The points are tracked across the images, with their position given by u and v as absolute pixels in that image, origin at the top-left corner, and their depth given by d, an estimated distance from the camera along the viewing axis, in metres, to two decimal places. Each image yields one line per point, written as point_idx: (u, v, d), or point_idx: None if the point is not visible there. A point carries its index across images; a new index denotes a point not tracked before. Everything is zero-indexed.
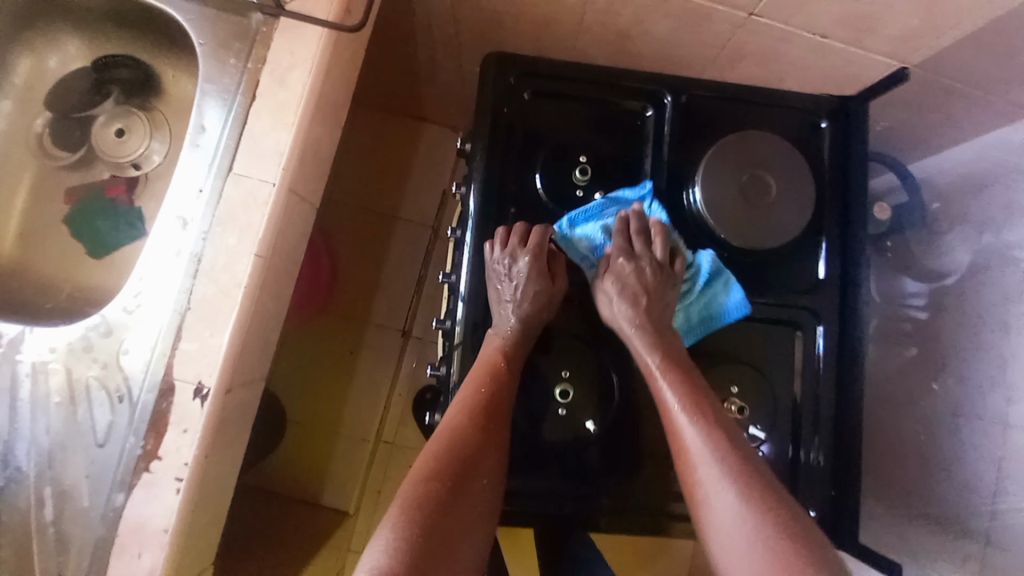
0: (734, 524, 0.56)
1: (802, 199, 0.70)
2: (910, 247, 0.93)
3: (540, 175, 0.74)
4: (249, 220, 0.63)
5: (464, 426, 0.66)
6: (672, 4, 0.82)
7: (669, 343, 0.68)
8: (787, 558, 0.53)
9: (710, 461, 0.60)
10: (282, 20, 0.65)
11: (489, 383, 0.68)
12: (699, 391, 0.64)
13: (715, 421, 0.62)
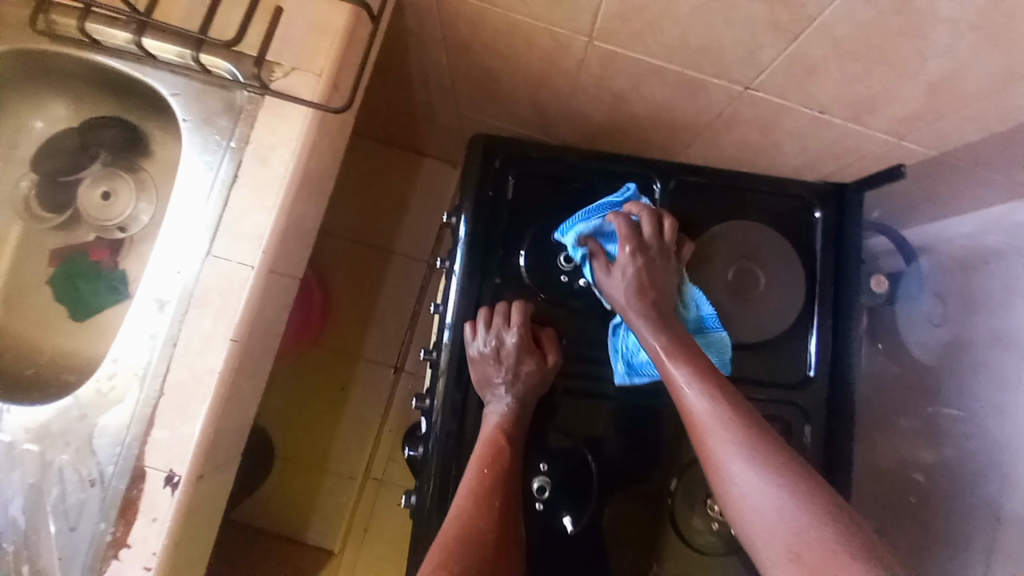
0: (755, 489, 0.57)
1: (787, 291, 0.80)
2: (897, 334, 0.90)
3: (524, 254, 0.77)
4: (225, 303, 0.62)
5: (475, 514, 0.62)
6: (668, 73, 0.81)
7: (676, 326, 0.69)
8: (808, 513, 0.54)
9: (722, 428, 0.61)
10: (268, 100, 0.64)
11: (495, 462, 0.66)
12: (705, 365, 0.66)
13: (722, 389, 0.63)
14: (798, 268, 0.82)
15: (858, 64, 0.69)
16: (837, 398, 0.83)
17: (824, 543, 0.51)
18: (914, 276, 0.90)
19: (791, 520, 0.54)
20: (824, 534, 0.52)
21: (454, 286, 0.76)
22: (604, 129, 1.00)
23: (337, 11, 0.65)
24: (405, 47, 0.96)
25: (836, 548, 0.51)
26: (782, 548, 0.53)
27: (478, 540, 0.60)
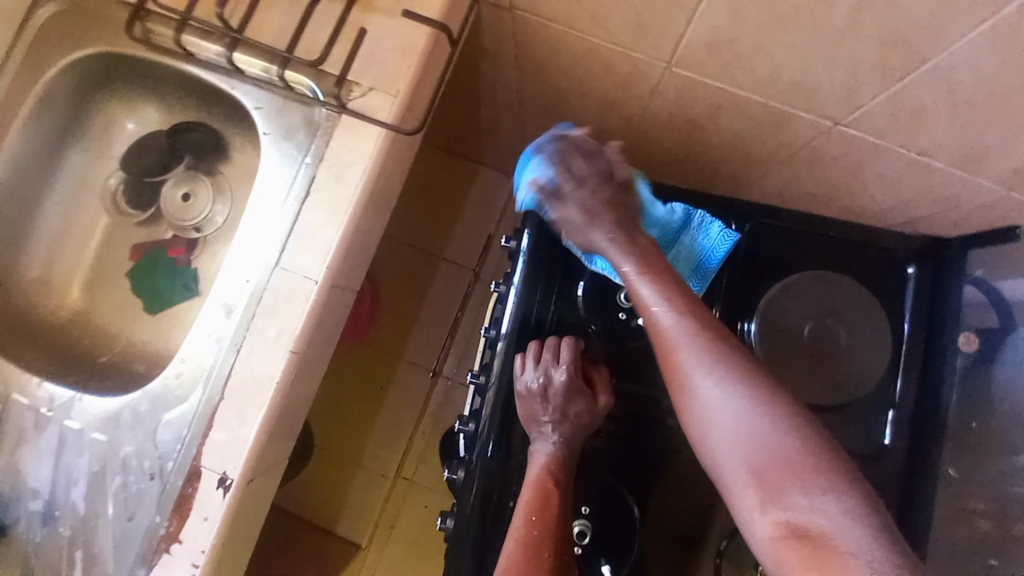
0: (720, 404, 0.55)
1: (871, 352, 0.76)
2: (990, 404, 0.80)
3: (583, 284, 0.75)
4: (290, 315, 0.63)
5: (522, 568, 0.61)
6: (750, 105, 0.76)
7: (645, 249, 0.67)
8: (773, 431, 0.53)
9: (689, 344, 0.58)
10: (345, 118, 0.65)
11: (544, 509, 0.64)
12: (675, 284, 0.63)
13: (691, 302, 0.61)
14: (881, 328, 0.76)
15: (973, 109, 0.62)
16: (912, 463, 0.82)
17: (790, 461, 0.51)
18: (1016, 343, 0.79)
19: (751, 439, 0.53)
20: (787, 450, 0.52)
21: (507, 314, 0.75)
22: (673, 154, 0.96)
23: (418, 33, 0.65)
24: (475, 63, 0.96)
25: (805, 470, 0.51)
26: (751, 470, 0.53)
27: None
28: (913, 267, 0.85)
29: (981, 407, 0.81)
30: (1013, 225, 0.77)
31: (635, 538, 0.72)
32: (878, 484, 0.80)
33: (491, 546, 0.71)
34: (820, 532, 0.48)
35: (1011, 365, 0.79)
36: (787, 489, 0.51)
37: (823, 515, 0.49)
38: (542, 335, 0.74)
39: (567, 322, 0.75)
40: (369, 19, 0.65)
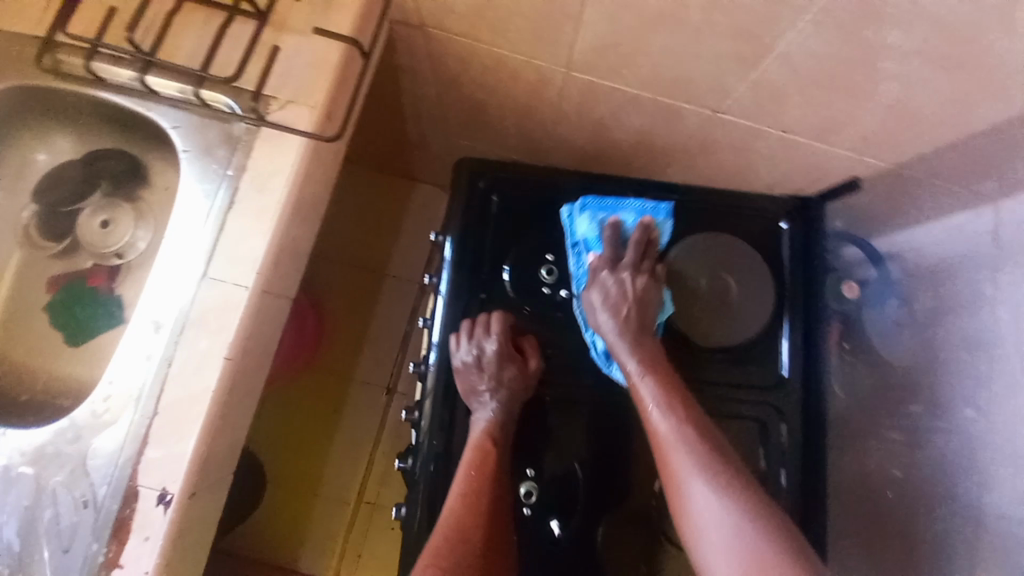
0: (711, 517, 0.61)
1: (762, 298, 0.85)
2: (864, 335, 0.94)
3: (508, 267, 0.80)
4: (221, 322, 0.64)
5: (463, 516, 0.65)
6: (643, 101, 0.86)
7: (651, 350, 0.73)
8: (760, 542, 0.58)
9: (683, 450, 0.65)
10: (265, 131, 0.68)
11: (481, 466, 0.68)
12: (675, 391, 0.70)
13: (694, 421, 0.68)
14: (767, 278, 0.86)
15: (816, 90, 0.74)
16: (808, 398, 0.88)
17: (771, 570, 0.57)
18: (883, 283, 0.94)
19: (731, 547, 0.59)
20: (769, 560, 0.57)
21: (441, 301, 0.79)
22: (588, 152, 1.05)
23: (330, 48, 0.70)
24: (395, 80, 1.01)
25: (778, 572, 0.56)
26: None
27: (465, 542, 0.63)
28: (784, 222, 0.92)
29: (854, 336, 0.94)
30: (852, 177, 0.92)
31: (583, 500, 0.76)
32: (784, 415, 0.86)
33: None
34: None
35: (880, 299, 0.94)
36: None
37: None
38: (474, 315, 0.78)
39: (497, 303, 0.79)
40: (283, 38, 0.69)
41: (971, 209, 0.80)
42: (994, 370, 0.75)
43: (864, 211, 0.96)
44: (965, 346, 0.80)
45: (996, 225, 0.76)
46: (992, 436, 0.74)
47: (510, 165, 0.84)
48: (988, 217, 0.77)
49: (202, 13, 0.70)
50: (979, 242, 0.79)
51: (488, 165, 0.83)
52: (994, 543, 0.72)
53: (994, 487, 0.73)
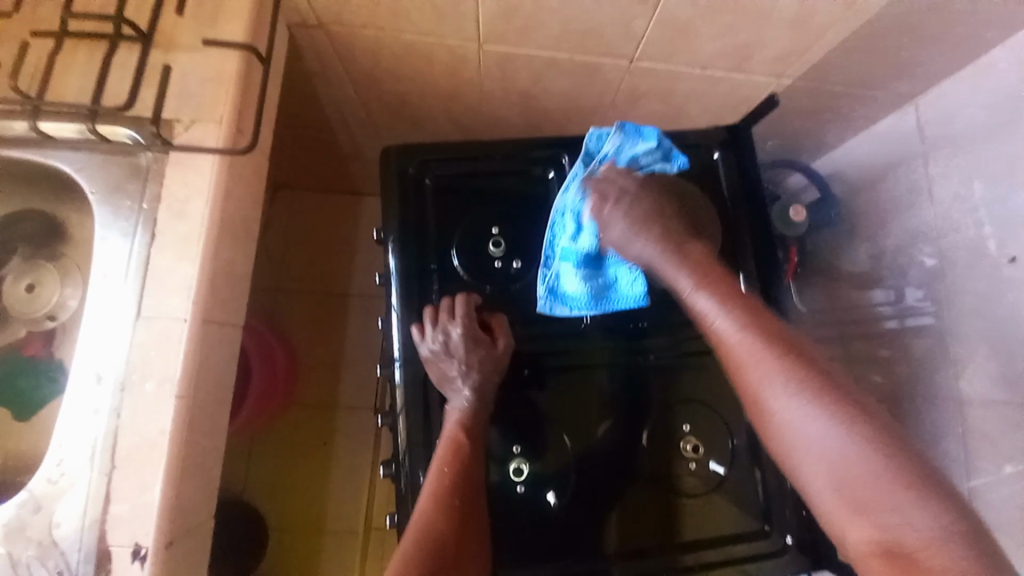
0: (811, 428, 0.53)
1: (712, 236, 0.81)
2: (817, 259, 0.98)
3: (456, 249, 0.78)
4: (163, 362, 0.61)
5: (430, 517, 0.64)
6: (561, 62, 0.86)
7: (698, 257, 0.67)
8: (862, 449, 0.51)
9: (760, 358, 0.57)
10: (174, 155, 0.66)
11: (453, 461, 0.67)
12: (724, 286, 0.64)
13: (755, 315, 0.60)
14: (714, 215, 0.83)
15: (722, 17, 0.75)
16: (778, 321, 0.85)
17: (879, 482, 0.49)
18: (826, 203, 0.99)
19: (843, 457, 0.51)
20: (868, 460, 0.50)
21: (393, 298, 0.77)
22: (522, 127, 1.05)
23: (227, 61, 0.68)
24: (313, 89, 0.98)
25: (886, 485, 0.49)
26: (838, 490, 0.51)
27: (438, 545, 0.61)
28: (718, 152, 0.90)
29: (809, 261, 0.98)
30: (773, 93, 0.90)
31: (571, 466, 0.76)
32: None
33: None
34: (908, 546, 0.47)
35: (821, 220, 0.99)
36: (870, 503, 0.49)
37: (910, 527, 0.47)
38: (427, 303, 0.77)
39: (452, 286, 0.78)
40: (174, 56, 0.67)
41: (894, 112, 0.92)
42: (950, 250, 0.81)
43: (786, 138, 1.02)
44: (922, 238, 0.86)
45: (919, 121, 0.89)
46: (963, 315, 0.78)
47: (437, 146, 0.81)
48: (911, 117, 0.90)
49: (85, 47, 0.67)
50: (908, 142, 0.90)
51: (411, 150, 0.80)
52: (977, 420, 0.76)
53: (971, 368, 0.77)
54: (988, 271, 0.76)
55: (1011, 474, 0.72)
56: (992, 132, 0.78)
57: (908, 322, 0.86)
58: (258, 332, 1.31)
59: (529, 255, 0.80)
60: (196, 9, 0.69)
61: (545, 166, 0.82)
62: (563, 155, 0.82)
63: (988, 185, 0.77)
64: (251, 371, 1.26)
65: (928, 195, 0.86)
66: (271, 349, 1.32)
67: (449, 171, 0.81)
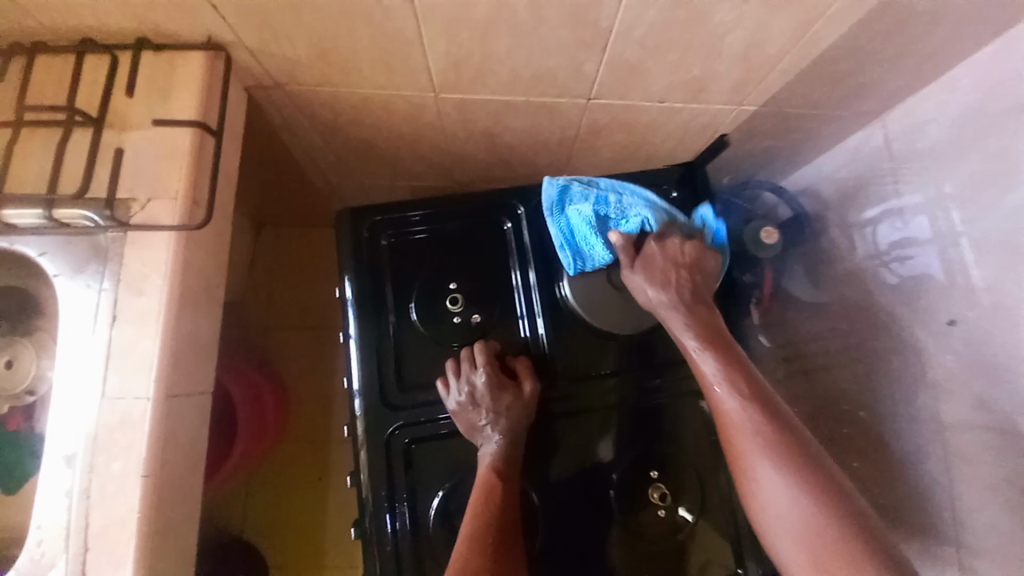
0: (774, 491, 0.62)
1: None
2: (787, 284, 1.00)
3: (414, 306, 0.78)
4: (128, 440, 0.62)
5: (466, 554, 0.61)
6: (517, 104, 0.86)
7: (704, 316, 0.72)
8: (821, 517, 0.59)
9: (750, 433, 0.65)
10: (132, 233, 0.67)
11: (489, 501, 0.66)
12: (735, 363, 0.69)
13: (753, 386, 0.67)
14: None
15: (670, 55, 0.75)
16: None
17: (831, 540, 0.58)
18: (796, 223, 1.00)
19: (807, 518, 0.59)
20: (828, 529, 0.58)
21: (353, 359, 0.77)
22: (490, 162, 1.05)
23: (180, 136, 0.69)
24: (279, 140, 0.99)
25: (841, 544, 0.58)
26: (803, 551, 0.59)
27: None
28: (674, 190, 0.94)
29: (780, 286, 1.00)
30: (721, 134, 0.96)
31: (541, 520, 0.75)
32: None
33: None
34: None
35: (794, 242, 1.00)
36: (828, 563, 0.58)
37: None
38: (387, 362, 0.77)
39: (411, 343, 0.78)
40: (126, 136, 0.70)
41: (864, 128, 0.89)
42: (921, 273, 0.79)
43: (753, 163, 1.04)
44: (896, 259, 0.84)
45: (886, 137, 0.86)
46: (938, 340, 0.76)
47: (393, 204, 0.83)
48: (877, 135, 0.87)
49: (42, 135, 0.69)
50: (878, 157, 0.88)
51: (367, 210, 0.82)
52: (958, 446, 0.74)
53: (949, 393, 0.75)
54: (961, 297, 0.74)
55: (993, 506, 0.70)
56: (959, 149, 0.75)
57: (884, 345, 0.84)
58: (240, 375, 1.29)
59: (486, 305, 0.79)
60: (145, 88, 0.71)
61: (501, 217, 0.83)
62: (518, 205, 0.83)
63: (960, 206, 0.74)
64: (236, 416, 1.23)
65: (899, 215, 0.84)
66: (250, 375, 1.33)
67: (405, 228, 0.82)
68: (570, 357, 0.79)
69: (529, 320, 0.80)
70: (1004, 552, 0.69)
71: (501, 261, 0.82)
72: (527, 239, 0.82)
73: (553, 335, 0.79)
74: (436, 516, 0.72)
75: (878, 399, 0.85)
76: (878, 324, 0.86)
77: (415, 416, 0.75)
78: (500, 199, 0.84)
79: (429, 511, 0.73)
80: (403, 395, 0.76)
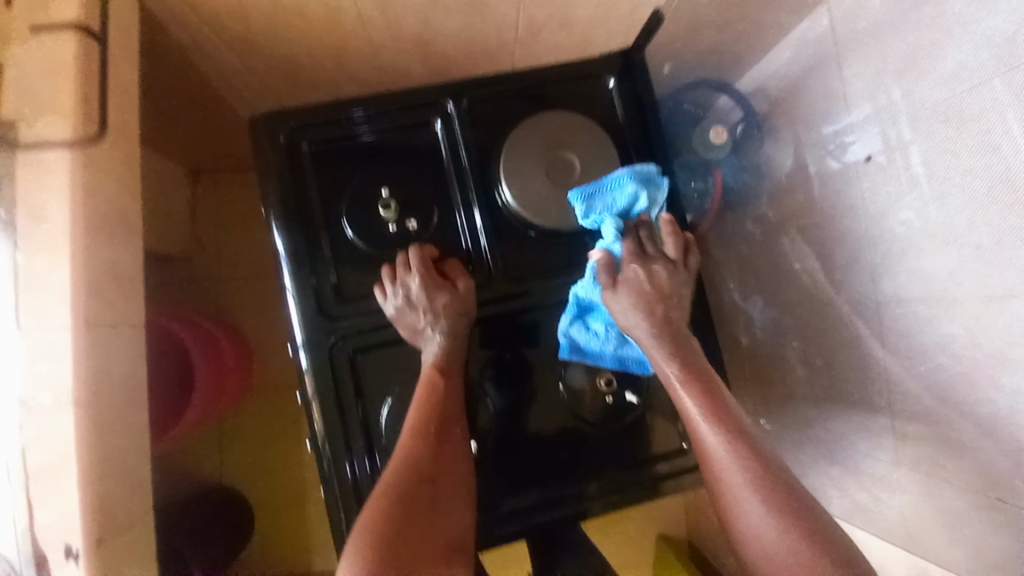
0: (762, 528, 0.59)
1: (604, 169, 0.79)
2: (733, 183, 1.04)
3: (347, 220, 0.76)
4: (53, 373, 0.59)
5: (409, 443, 0.64)
6: (444, 1, 0.79)
7: (687, 355, 0.71)
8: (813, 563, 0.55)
9: (736, 469, 0.62)
10: (25, 155, 0.62)
11: (430, 398, 0.67)
12: (723, 405, 0.67)
13: (741, 436, 0.65)
14: (608, 144, 0.80)
15: None
16: None
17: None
18: (745, 121, 1.00)
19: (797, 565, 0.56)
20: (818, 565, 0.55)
21: (287, 277, 0.75)
22: (428, 79, 0.99)
23: (62, 44, 0.63)
24: (194, 64, 0.91)
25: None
26: None
27: (417, 469, 0.61)
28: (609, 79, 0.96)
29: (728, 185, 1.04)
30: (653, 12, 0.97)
31: (498, 417, 0.79)
32: None
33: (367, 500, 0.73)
34: None
35: (743, 141, 1.00)
36: None
37: None
38: (324, 276, 0.76)
39: (347, 259, 0.76)
40: (1, 48, 0.63)
41: (807, 18, 0.84)
42: (854, 160, 0.80)
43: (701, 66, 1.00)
44: (837, 146, 0.83)
45: (830, 22, 0.81)
46: (871, 219, 0.78)
47: (307, 112, 0.78)
48: (823, 20, 0.82)
49: None
50: (821, 46, 0.83)
51: (281, 116, 0.78)
52: (896, 318, 0.75)
53: (886, 268, 0.76)
54: (901, 171, 0.73)
55: (924, 380, 0.71)
56: (895, 21, 0.72)
57: (829, 229, 0.85)
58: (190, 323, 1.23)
59: (423, 213, 0.78)
60: None
61: (431, 116, 0.81)
62: (447, 102, 0.80)
63: (898, 80, 0.72)
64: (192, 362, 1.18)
65: (843, 100, 0.82)
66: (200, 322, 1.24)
67: (328, 136, 0.79)
68: (512, 259, 0.80)
69: (469, 233, 0.79)
70: (932, 413, 0.70)
71: (437, 167, 0.80)
72: (461, 139, 0.80)
73: (494, 242, 0.79)
74: (387, 425, 0.74)
75: (820, 280, 0.87)
76: (819, 207, 0.87)
77: (359, 327, 0.75)
78: (426, 97, 0.81)
79: (380, 420, 0.74)
80: (343, 308, 0.75)
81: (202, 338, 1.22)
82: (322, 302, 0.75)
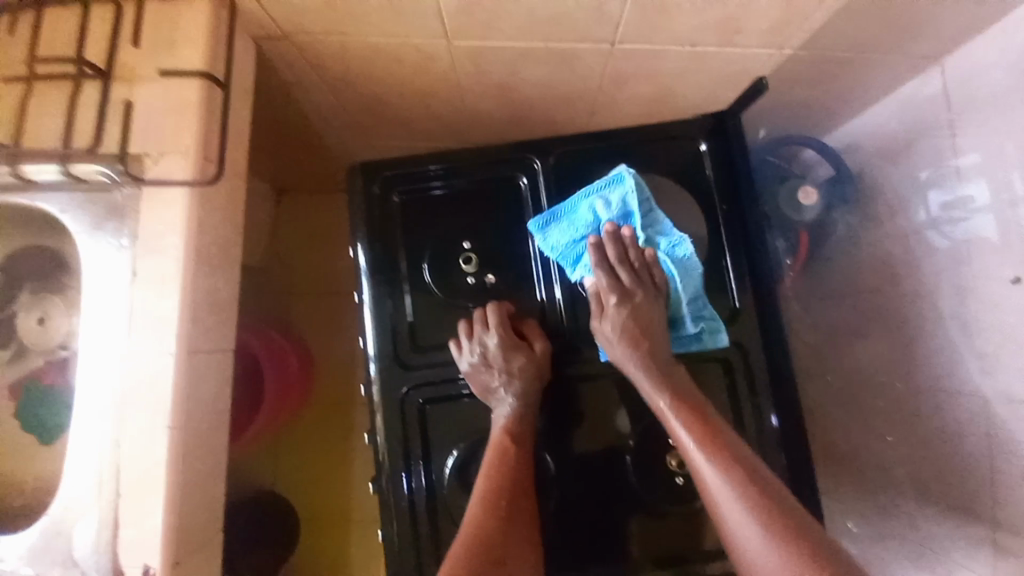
0: (759, 551, 0.60)
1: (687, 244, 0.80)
2: (825, 243, 0.94)
3: (427, 268, 0.79)
4: (153, 393, 0.64)
5: (479, 516, 0.65)
6: (534, 52, 0.80)
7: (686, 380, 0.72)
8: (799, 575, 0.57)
9: (728, 491, 0.63)
10: (146, 188, 0.67)
11: (501, 465, 0.68)
12: (708, 426, 0.67)
13: (733, 458, 0.65)
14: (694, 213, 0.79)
15: None
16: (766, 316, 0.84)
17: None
18: (840, 181, 0.93)
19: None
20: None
21: (368, 321, 0.78)
22: (509, 121, 1.00)
23: (187, 89, 0.68)
24: (293, 100, 0.97)
25: None
26: None
27: (484, 546, 0.62)
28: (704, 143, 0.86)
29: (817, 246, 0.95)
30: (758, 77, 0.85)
31: (559, 483, 0.77)
32: (747, 347, 0.82)
33: (421, 551, 0.74)
34: None
35: (837, 202, 0.93)
36: None
37: None
38: (401, 322, 0.78)
39: (424, 305, 0.79)
40: (135, 90, 0.69)
41: (917, 77, 0.81)
42: (964, 238, 0.74)
43: (795, 120, 0.94)
44: (946, 219, 0.77)
45: (943, 84, 0.77)
46: (985, 307, 0.71)
47: (400, 164, 0.82)
48: (934, 82, 0.79)
49: (57, 90, 0.70)
50: (933, 106, 0.79)
51: (375, 166, 0.82)
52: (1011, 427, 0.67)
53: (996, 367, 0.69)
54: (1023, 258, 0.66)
55: None
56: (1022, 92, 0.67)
57: (929, 312, 0.78)
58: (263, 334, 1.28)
59: (501, 267, 0.79)
60: (152, 38, 0.70)
61: (517, 172, 0.82)
62: (533, 159, 0.82)
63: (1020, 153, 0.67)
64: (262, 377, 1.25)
65: (953, 171, 0.76)
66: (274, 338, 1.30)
67: (416, 188, 0.82)
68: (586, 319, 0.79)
69: (545, 287, 0.80)
70: None
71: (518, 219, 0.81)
72: (542, 196, 0.82)
73: (567, 296, 0.79)
74: (450, 477, 0.75)
75: (916, 366, 0.80)
76: (921, 286, 0.80)
77: (430, 377, 0.77)
78: (513, 154, 0.83)
79: (445, 472, 0.75)
80: (417, 355, 0.78)
81: (272, 351, 1.28)
82: (398, 346, 0.78)
